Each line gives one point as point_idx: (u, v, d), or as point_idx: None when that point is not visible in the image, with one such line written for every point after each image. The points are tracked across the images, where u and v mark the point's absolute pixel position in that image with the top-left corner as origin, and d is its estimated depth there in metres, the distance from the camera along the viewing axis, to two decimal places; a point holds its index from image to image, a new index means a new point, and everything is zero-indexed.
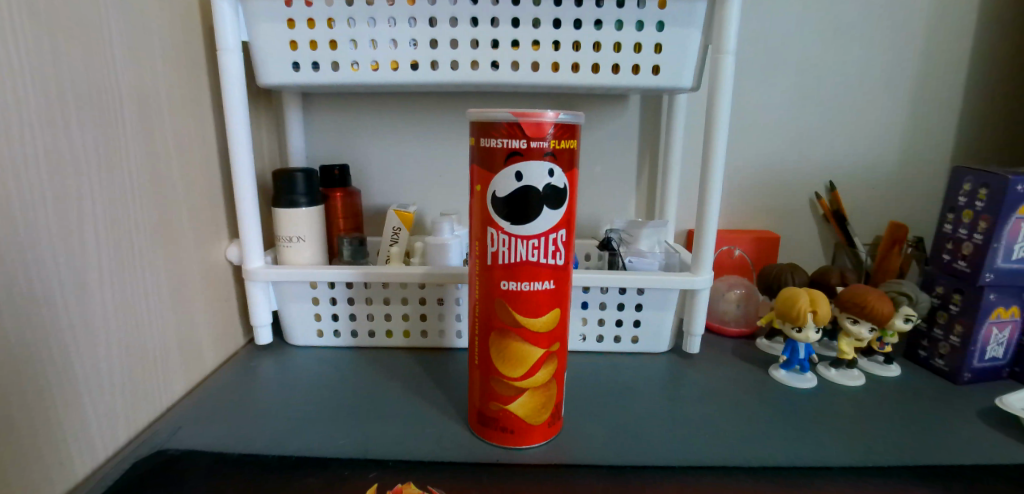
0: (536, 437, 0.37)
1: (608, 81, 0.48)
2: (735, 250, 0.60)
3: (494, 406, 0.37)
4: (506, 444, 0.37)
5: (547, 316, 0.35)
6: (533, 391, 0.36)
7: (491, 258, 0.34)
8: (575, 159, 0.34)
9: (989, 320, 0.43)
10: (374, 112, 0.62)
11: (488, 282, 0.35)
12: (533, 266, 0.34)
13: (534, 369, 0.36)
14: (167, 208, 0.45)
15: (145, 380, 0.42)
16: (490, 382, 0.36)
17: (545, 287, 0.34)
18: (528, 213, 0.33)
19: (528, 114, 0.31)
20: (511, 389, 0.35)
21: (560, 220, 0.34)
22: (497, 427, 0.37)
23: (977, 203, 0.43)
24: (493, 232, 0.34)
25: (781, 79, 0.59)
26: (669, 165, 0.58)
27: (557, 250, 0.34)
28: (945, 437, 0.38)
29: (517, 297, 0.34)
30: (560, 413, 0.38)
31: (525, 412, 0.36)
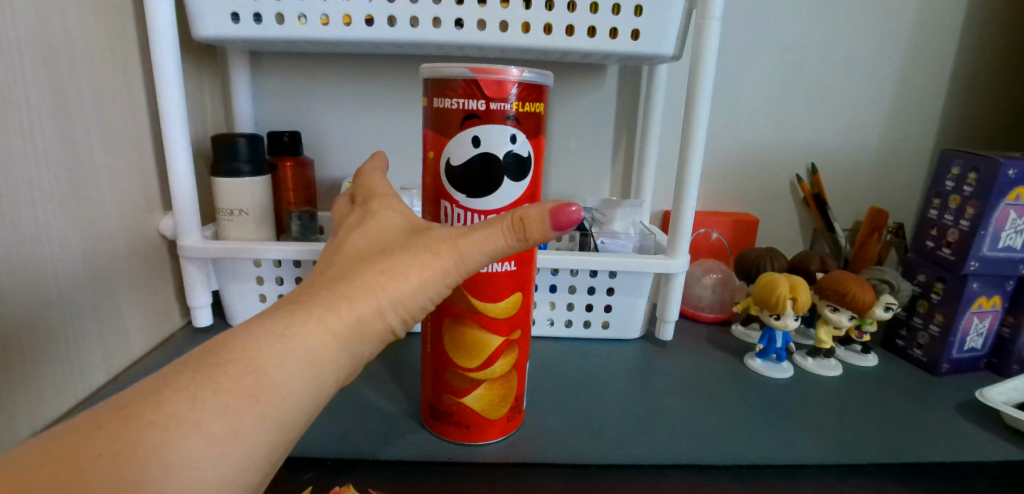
0: (495, 432, 0.34)
1: (583, 45, 0.44)
2: (712, 233, 0.57)
3: (448, 400, 0.33)
4: (460, 440, 0.33)
5: (507, 301, 0.31)
6: (491, 383, 0.32)
7: None
8: (542, 125, 0.30)
9: (970, 309, 0.42)
10: (329, 75, 0.57)
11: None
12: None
13: (493, 360, 0.32)
14: (84, 178, 0.39)
15: (59, 370, 0.37)
16: (444, 374, 0.33)
17: (505, 269, 0.30)
18: (486, 185, 0.29)
19: (487, 70, 0.27)
20: (467, 380, 0.32)
21: (524, 194, 0.30)
22: (451, 422, 0.33)
23: (965, 188, 0.41)
24: (447, 205, 0.29)
25: (768, 54, 0.56)
26: (646, 141, 0.54)
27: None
28: (923, 433, 0.36)
29: (473, 279, 0.30)
30: (522, 408, 0.35)
31: (483, 406, 0.33)
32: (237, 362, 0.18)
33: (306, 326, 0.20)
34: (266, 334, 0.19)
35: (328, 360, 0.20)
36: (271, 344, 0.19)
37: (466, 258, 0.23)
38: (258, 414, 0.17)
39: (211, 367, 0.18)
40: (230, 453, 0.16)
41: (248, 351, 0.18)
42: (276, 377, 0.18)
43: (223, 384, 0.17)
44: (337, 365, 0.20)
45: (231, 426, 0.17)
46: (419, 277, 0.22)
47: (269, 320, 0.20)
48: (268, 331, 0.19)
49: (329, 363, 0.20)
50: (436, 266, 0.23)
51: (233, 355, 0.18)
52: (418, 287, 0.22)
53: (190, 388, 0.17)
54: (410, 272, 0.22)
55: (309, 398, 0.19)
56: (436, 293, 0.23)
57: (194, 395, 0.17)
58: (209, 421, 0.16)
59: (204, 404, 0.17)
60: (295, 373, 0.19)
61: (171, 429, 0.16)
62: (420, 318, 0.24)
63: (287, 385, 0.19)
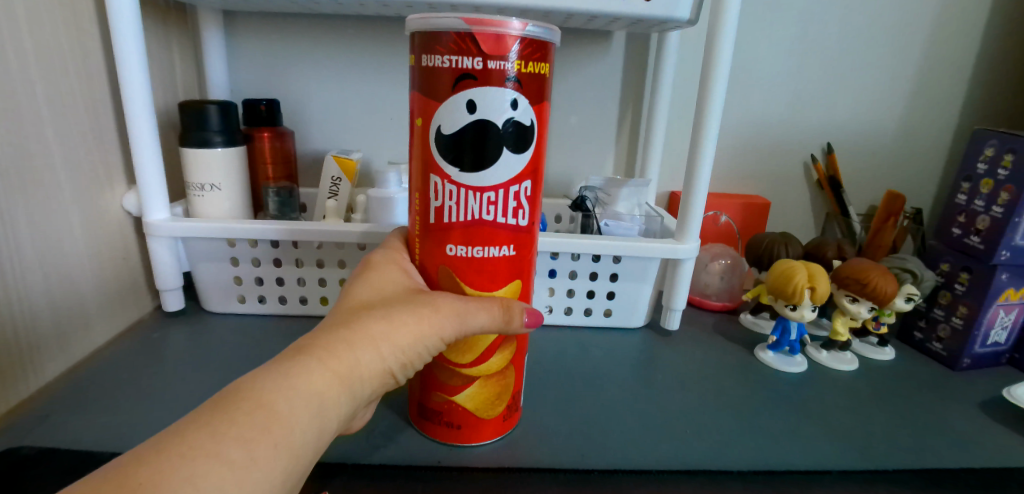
0: (488, 433, 0.31)
1: (589, 6, 0.40)
2: (721, 216, 0.54)
3: (437, 398, 0.30)
4: (451, 441, 0.31)
5: (506, 290, 0.28)
6: (486, 379, 0.29)
7: (435, 215, 0.27)
8: (546, 90, 0.26)
9: (997, 302, 0.39)
10: (311, 39, 0.52)
11: (429, 247, 0.27)
12: (488, 227, 0.26)
13: (488, 356, 0.28)
14: (29, 144, 0.35)
15: (11, 357, 0.34)
16: (432, 370, 0.29)
17: (503, 254, 0.27)
18: (482, 158, 0.25)
19: (484, 21, 0.23)
20: (459, 378, 0.28)
21: (525, 169, 0.26)
22: (441, 422, 0.30)
23: (999, 172, 0.38)
24: (438, 180, 0.26)
25: (786, 23, 0.52)
26: (654, 116, 0.50)
27: (520, 208, 0.27)
28: (947, 434, 0.34)
29: (467, 265, 0.27)
30: (518, 404, 0.32)
31: (477, 405, 0.29)
32: (256, 393, 0.18)
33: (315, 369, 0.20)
34: (276, 372, 0.19)
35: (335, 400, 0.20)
36: (283, 380, 0.19)
37: (467, 313, 0.24)
38: (274, 444, 0.17)
39: (229, 399, 0.18)
40: (248, 482, 0.16)
41: (264, 384, 0.18)
42: (289, 410, 0.18)
43: (244, 414, 0.17)
44: (342, 403, 0.20)
45: (250, 452, 0.16)
46: (420, 329, 0.23)
47: (279, 363, 0.20)
48: (281, 367, 0.19)
49: (335, 403, 0.20)
50: (437, 318, 0.23)
51: (248, 390, 0.18)
52: (420, 338, 0.23)
53: (211, 425, 0.16)
54: (412, 323, 0.23)
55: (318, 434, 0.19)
56: (436, 342, 0.24)
57: (218, 433, 0.16)
58: (231, 445, 0.16)
59: (224, 431, 0.16)
60: (306, 407, 0.19)
61: (196, 465, 0.15)
62: (418, 366, 0.24)
63: (298, 418, 0.18)
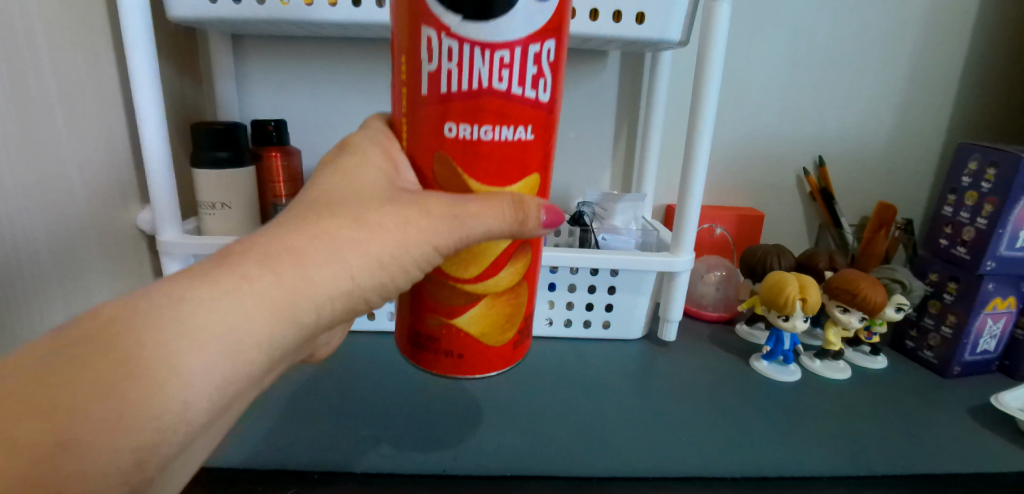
0: (499, 364, 0.24)
1: (584, 28, 0.41)
2: (716, 228, 0.55)
3: (429, 324, 0.23)
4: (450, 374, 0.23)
5: (523, 189, 0.20)
6: (493, 296, 0.22)
7: (427, 84, 0.19)
8: None
9: (984, 311, 0.40)
10: (316, 60, 0.54)
11: (417, 120, 0.20)
12: (501, 100, 0.18)
13: (496, 263, 0.22)
14: None
15: None
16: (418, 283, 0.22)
17: (521, 140, 0.19)
18: (492, 1, 0.17)
19: None
20: (457, 293, 0.22)
21: (547, 27, 0.18)
22: (436, 346, 0.23)
23: (982, 184, 0.40)
24: (431, 34, 0.18)
25: (776, 41, 0.53)
26: (649, 132, 0.51)
27: (541, 78, 0.19)
28: (936, 440, 0.35)
29: (472, 152, 0.19)
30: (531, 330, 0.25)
31: (483, 330, 0.23)
32: (126, 321, 0.15)
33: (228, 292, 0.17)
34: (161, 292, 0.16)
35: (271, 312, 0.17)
36: (170, 295, 0.16)
37: (465, 220, 0.19)
38: (179, 360, 0.15)
39: (84, 333, 0.15)
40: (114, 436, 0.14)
41: (140, 306, 0.15)
42: (184, 323, 0.15)
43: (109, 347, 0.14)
44: (298, 314, 0.18)
45: (142, 381, 0.14)
46: (400, 235, 0.19)
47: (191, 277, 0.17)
48: (170, 288, 0.16)
49: (281, 316, 0.17)
50: (426, 222, 0.19)
51: (117, 318, 0.15)
52: (400, 245, 0.19)
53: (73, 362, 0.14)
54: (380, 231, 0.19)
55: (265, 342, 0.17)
56: (424, 254, 0.20)
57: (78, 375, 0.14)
58: (111, 382, 0.14)
59: (82, 375, 0.14)
60: (210, 312, 0.16)
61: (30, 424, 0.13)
62: (401, 285, 0.21)
63: (211, 326, 0.16)
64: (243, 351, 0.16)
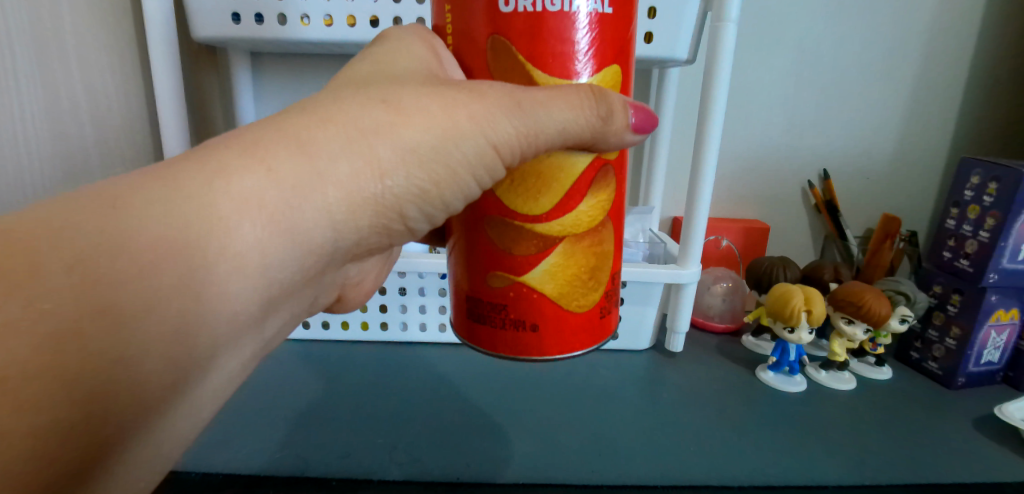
0: (574, 337, 0.23)
1: None
2: (722, 240, 0.56)
3: (499, 281, 0.21)
4: (523, 350, 0.22)
5: (596, 78, 0.19)
6: (573, 243, 0.21)
7: None
8: None
9: (988, 322, 0.41)
10: (332, 76, 0.55)
11: (474, 5, 0.19)
12: None
13: (577, 202, 0.20)
14: None
15: None
16: (490, 232, 0.21)
17: (589, 14, 0.18)
18: None
19: None
20: (535, 241, 0.20)
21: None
22: (505, 319, 0.22)
23: (985, 198, 0.40)
24: None
25: (780, 57, 0.54)
26: (656, 147, 0.53)
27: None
28: (941, 451, 0.36)
29: (535, 26, 0.18)
30: (616, 293, 0.24)
31: (561, 287, 0.21)
32: (49, 246, 0.14)
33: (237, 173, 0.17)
34: (83, 212, 0.15)
35: (260, 218, 0.17)
36: (98, 215, 0.15)
37: (535, 110, 0.18)
38: (157, 277, 0.15)
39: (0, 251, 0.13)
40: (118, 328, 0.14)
41: (72, 225, 0.14)
42: (141, 240, 0.15)
43: (44, 277, 0.13)
44: (313, 227, 0.18)
45: (116, 294, 0.14)
46: (456, 126, 0.18)
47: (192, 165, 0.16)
48: (104, 198, 0.15)
49: (283, 225, 0.17)
50: (491, 114, 0.18)
51: (74, 229, 0.14)
52: (451, 139, 0.19)
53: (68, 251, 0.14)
54: (419, 112, 0.18)
55: (269, 252, 0.17)
56: (483, 153, 0.19)
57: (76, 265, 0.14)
58: (78, 313, 0.14)
59: (33, 312, 0.13)
60: (170, 222, 0.15)
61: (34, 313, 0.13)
62: (445, 196, 0.20)
63: (183, 238, 0.15)
64: (245, 260, 0.17)
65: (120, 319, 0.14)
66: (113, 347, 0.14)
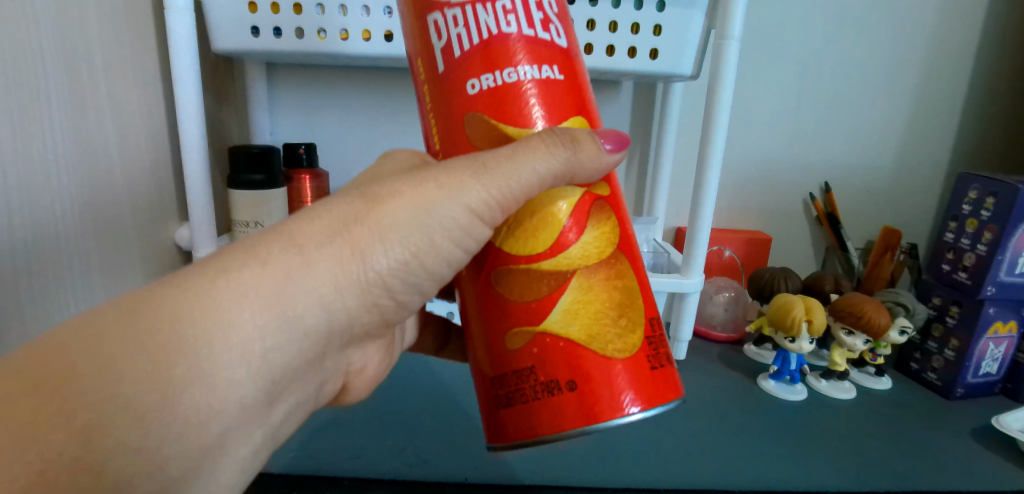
0: (631, 387, 0.20)
1: (600, 64, 0.43)
2: (725, 250, 0.57)
3: (521, 342, 0.20)
4: (572, 419, 0.19)
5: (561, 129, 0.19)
6: (591, 279, 0.20)
7: (442, 61, 0.19)
8: None
9: (986, 335, 0.42)
10: (346, 88, 0.57)
11: (445, 107, 0.20)
12: (514, 43, 0.18)
13: (580, 234, 0.19)
14: (104, 192, 0.37)
15: None
16: (499, 286, 0.20)
17: (547, 77, 0.19)
18: None
19: None
20: (545, 280, 0.19)
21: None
22: (541, 386, 0.19)
23: (982, 212, 0.41)
24: (436, 17, 0.19)
25: (783, 72, 0.56)
26: (661, 159, 0.54)
27: (551, 24, 0.19)
28: (938, 459, 0.36)
29: (499, 97, 0.18)
30: (662, 342, 0.22)
31: (588, 331, 0.19)
32: (77, 349, 0.15)
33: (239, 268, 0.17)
34: (101, 323, 0.15)
35: (258, 310, 0.17)
36: (118, 319, 0.16)
37: (501, 165, 0.18)
38: (171, 368, 0.15)
39: (41, 359, 0.14)
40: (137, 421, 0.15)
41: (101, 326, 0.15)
42: (156, 340, 0.15)
43: (73, 378, 0.14)
44: (307, 311, 0.18)
45: (135, 388, 0.15)
46: (433, 199, 0.19)
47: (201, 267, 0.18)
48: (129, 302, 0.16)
49: (278, 312, 0.18)
50: (466, 184, 0.19)
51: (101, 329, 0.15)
52: (431, 211, 0.19)
53: (98, 351, 0.15)
54: (395, 195, 0.19)
55: (269, 340, 0.18)
56: (465, 221, 0.19)
57: (100, 363, 0.15)
58: (100, 407, 0.14)
59: (61, 408, 0.14)
60: (179, 320, 0.16)
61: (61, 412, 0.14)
62: (434, 266, 0.20)
63: (192, 334, 0.16)
64: (248, 351, 0.17)
65: (138, 412, 0.15)
66: (133, 439, 0.15)
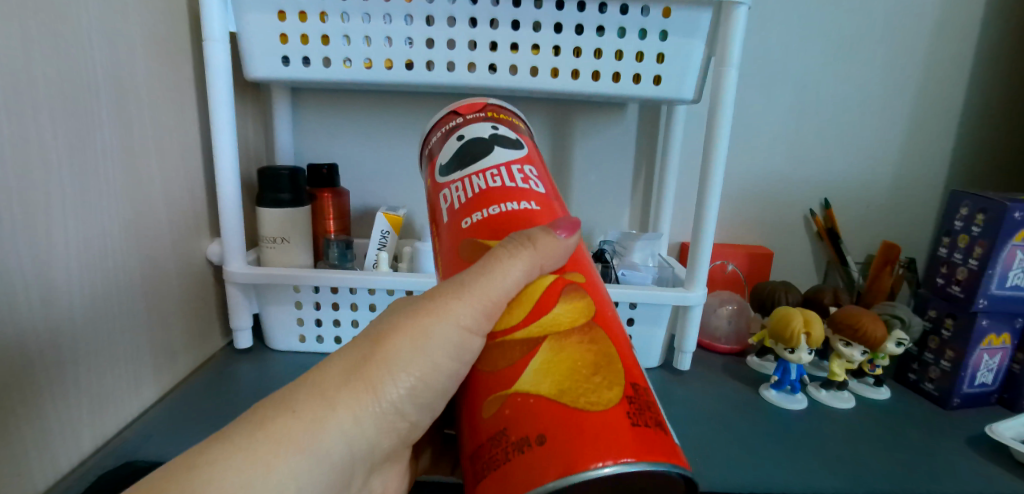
0: (607, 446, 0.17)
1: (607, 90, 0.46)
2: (728, 264, 0.59)
3: (494, 407, 0.19)
4: (539, 480, 0.17)
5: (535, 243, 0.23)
6: (561, 341, 0.20)
7: (447, 214, 0.25)
8: (525, 134, 0.29)
9: (980, 346, 0.43)
10: (366, 110, 0.61)
11: (449, 249, 0.25)
12: (500, 191, 0.24)
13: (550, 305, 0.21)
14: (145, 209, 0.41)
15: (123, 385, 0.40)
16: (483, 362, 0.21)
17: (526, 209, 0.24)
18: (473, 155, 0.26)
19: (462, 105, 0.29)
20: (518, 347, 0.20)
21: (522, 155, 0.26)
22: (511, 453, 0.18)
23: (973, 228, 0.43)
24: (445, 191, 0.26)
25: (782, 93, 0.58)
26: (665, 177, 0.56)
27: (530, 180, 0.25)
28: (933, 466, 0.38)
29: (487, 224, 0.23)
30: (652, 408, 0.19)
31: (559, 386, 0.19)
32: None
33: (275, 416, 0.19)
34: (161, 478, 0.17)
35: (294, 451, 0.19)
36: (176, 474, 0.17)
37: (478, 278, 0.21)
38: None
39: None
40: None
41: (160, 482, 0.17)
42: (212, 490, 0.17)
43: None
44: (332, 446, 0.20)
45: None
46: (428, 327, 0.21)
47: (242, 422, 0.19)
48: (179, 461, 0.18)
49: (309, 451, 0.19)
50: (452, 305, 0.21)
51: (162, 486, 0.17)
52: (427, 339, 0.21)
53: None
54: (396, 329, 0.21)
55: (303, 478, 0.19)
56: (457, 338, 0.21)
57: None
58: None
59: None
60: (228, 469, 0.17)
61: None
62: (440, 387, 0.22)
63: (240, 480, 0.17)
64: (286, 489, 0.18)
65: None
66: None
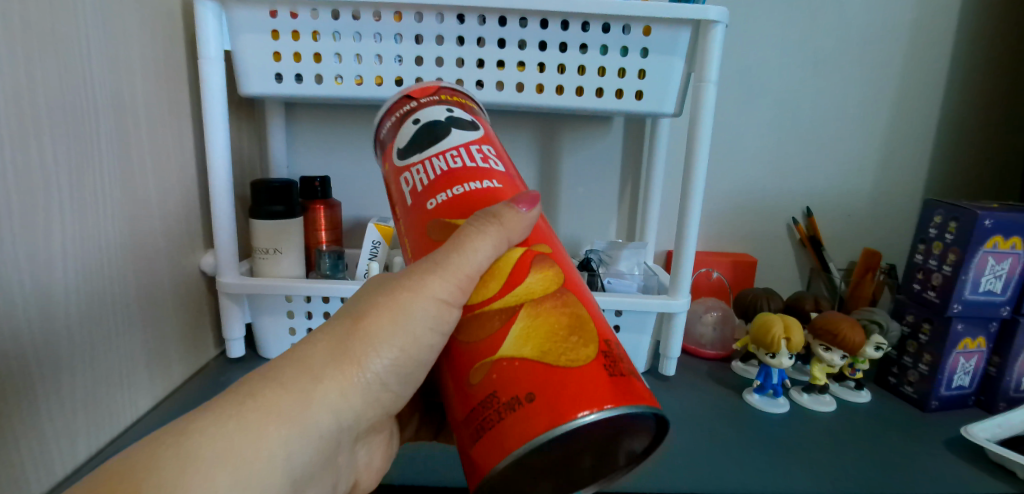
0: (588, 399, 0.18)
1: (591, 105, 0.48)
2: (713, 272, 0.61)
3: (480, 374, 0.21)
4: (529, 437, 0.18)
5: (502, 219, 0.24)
6: (535, 308, 0.21)
7: (411, 197, 0.26)
8: (479, 112, 0.29)
9: (957, 350, 0.45)
10: (359, 126, 0.62)
11: (416, 231, 0.25)
12: (463, 172, 0.25)
13: (522, 277, 0.22)
14: (141, 222, 0.42)
15: (118, 395, 0.40)
16: (464, 332, 0.22)
17: (489, 189, 0.25)
18: (432, 138, 0.26)
19: (411, 85, 0.28)
20: (496, 316, 0.21)
21: (479, 136, 0.27)
22: (501, 414, 0.19)
23: (947, 235, 0.45)
24: (406, 176, 0.26)
25: (763, 106, 0.60)
26: (650, 188, 0.58)
27: (489, 159, 0.26)
28: (909, 466, 0.39)
29: (454, 205, 0.24)
30: (622, 359, 0.21)
31: (540, 349, 0.20)
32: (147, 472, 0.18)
33: (265, 390, 0.21)
34: (158, 446, 0.19)
35: (283, 423, 0.20)
36: (171, 445, 0.19)
37: (449, 257, 0.22)
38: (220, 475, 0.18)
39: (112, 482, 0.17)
40: None
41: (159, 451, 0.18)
42: (203, 460, 0.18)
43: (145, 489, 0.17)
44: (319, 420, 0.21)
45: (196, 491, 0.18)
46: (407, 303, 0.22)
47: (234, 393, 0.21)
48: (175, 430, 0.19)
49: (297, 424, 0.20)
50: (429, 282, 0.22)
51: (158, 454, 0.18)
52: (407, 314, 0.22)
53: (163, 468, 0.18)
54: (377, 307, 0.22)
55: (291, 449, 0.20)
56: (435, 312, 0.22)
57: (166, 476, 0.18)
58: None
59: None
60: (221, 443, 0.19)
61: None
62: (422, 359, 0.23)
63: (231, 453, 0.19)
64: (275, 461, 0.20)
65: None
66: None
